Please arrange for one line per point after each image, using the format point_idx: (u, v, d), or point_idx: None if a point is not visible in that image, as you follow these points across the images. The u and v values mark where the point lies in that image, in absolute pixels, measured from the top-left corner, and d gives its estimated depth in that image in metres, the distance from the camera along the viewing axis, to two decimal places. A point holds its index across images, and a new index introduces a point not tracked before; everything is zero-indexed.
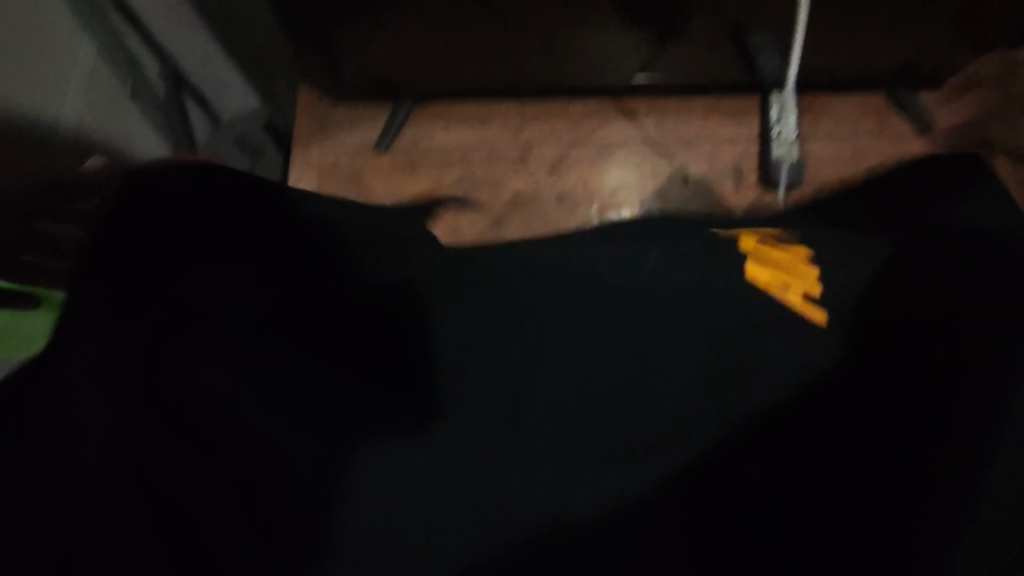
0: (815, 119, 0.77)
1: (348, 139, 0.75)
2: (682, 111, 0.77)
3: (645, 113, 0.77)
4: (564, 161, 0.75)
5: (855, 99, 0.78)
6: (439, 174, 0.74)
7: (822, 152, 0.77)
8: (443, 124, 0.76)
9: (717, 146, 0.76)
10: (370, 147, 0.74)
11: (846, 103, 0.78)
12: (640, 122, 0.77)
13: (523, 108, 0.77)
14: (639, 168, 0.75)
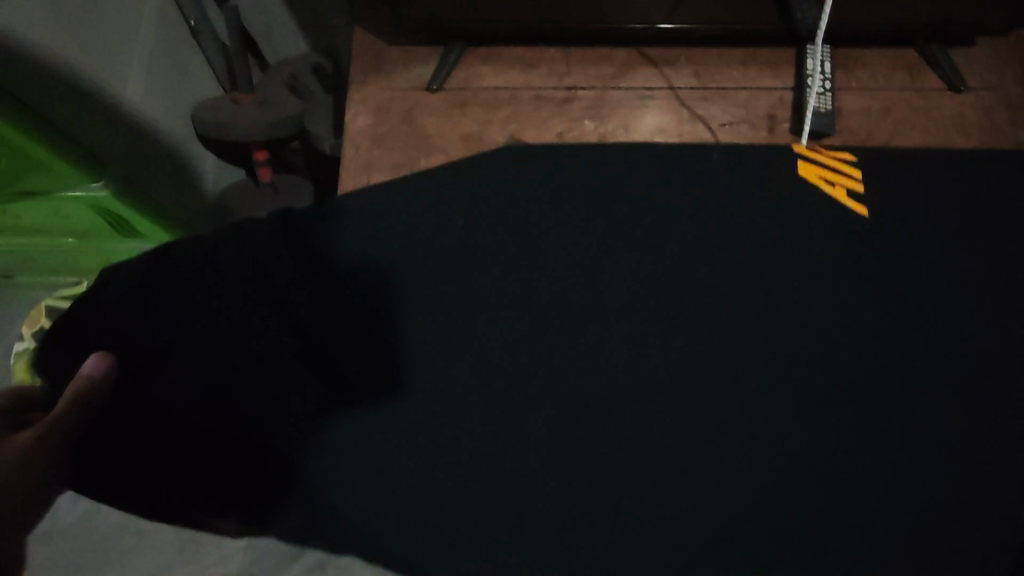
0: (849, 70, 0.80)
1: (403, 78, 0.79)
2: (721, 61, 0.80)
3: (684, 62, 0.80)
4: (605, 106, 0.78)
5: (887, 55, 0.81)
6: (487, 114, 0.77)
7: (855, 104, 0.79)
8: (493, 68, 0.79)
9: (754, 94, 0.79)
10: (423, 85, 0.78)
11: (878, 58, 0.81)
12: (681, 70, 0.80)
13: (569, 55, 0.80)
14: (680, 113, 0.78)
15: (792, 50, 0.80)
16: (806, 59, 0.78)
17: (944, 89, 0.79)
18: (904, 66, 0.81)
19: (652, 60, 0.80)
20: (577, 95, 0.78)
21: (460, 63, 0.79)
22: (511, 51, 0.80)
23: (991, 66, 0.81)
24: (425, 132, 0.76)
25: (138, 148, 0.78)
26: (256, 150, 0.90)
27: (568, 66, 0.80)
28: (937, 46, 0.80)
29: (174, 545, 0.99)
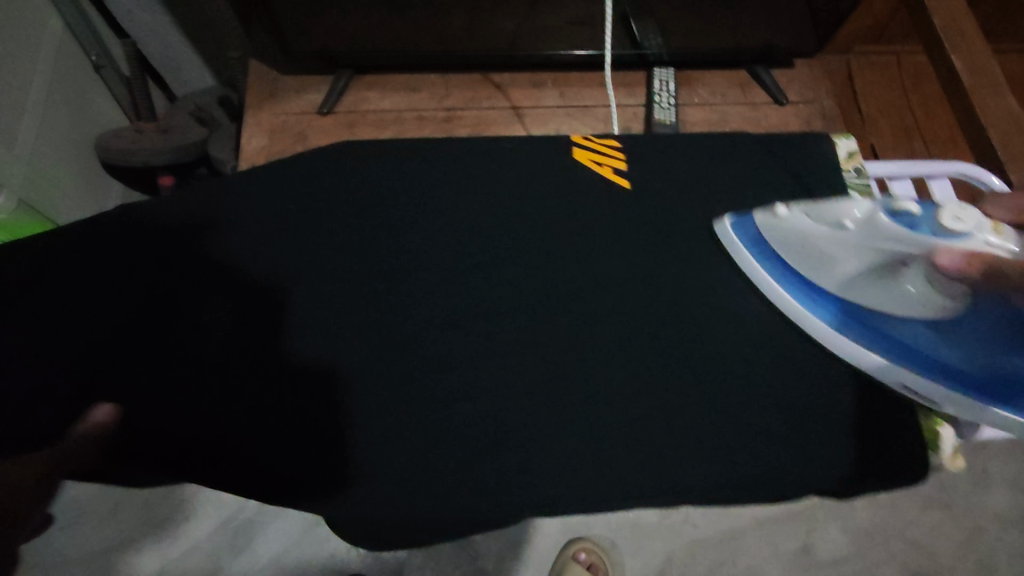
0: (691, 88, 0.93)
1: (297, 103, 0.86)
2: (583, 83, 0.93)
3: (551, 84, 0.92)
4: (482, 123, 0.88)
5: (722, 75, 0.95)
6: (375, 134, 0.86)
7: (697, 118, 0.92)
8: (380, 92, 0.88)
9: (612, 111, 0.91)
10: (314, 110, 0.86)
11: (715, 78, 0.95)
12: (551, 91, 0.91)
13: (448, 79, 0.90)
14: (552, 127, 0.89)
15: (644, 71, 0.94)
16: (654, 80, 0.91)
17: (769, 101, 0.93)
18: (737, 84, 0.95)
19: (529, 84, 0.92)
20: (456, 116, 0.88)
21: (350, 89, 0.88)
22: (400, 79, 0.90)
23: (807, 82, 0.96)
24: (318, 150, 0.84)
25: (45, 173, 0.81)
26: (161, 175, 0.96)
27: (448, 90, 0.89)
28: (762, 65, 0.95)
29: (84, 565, 0.98)
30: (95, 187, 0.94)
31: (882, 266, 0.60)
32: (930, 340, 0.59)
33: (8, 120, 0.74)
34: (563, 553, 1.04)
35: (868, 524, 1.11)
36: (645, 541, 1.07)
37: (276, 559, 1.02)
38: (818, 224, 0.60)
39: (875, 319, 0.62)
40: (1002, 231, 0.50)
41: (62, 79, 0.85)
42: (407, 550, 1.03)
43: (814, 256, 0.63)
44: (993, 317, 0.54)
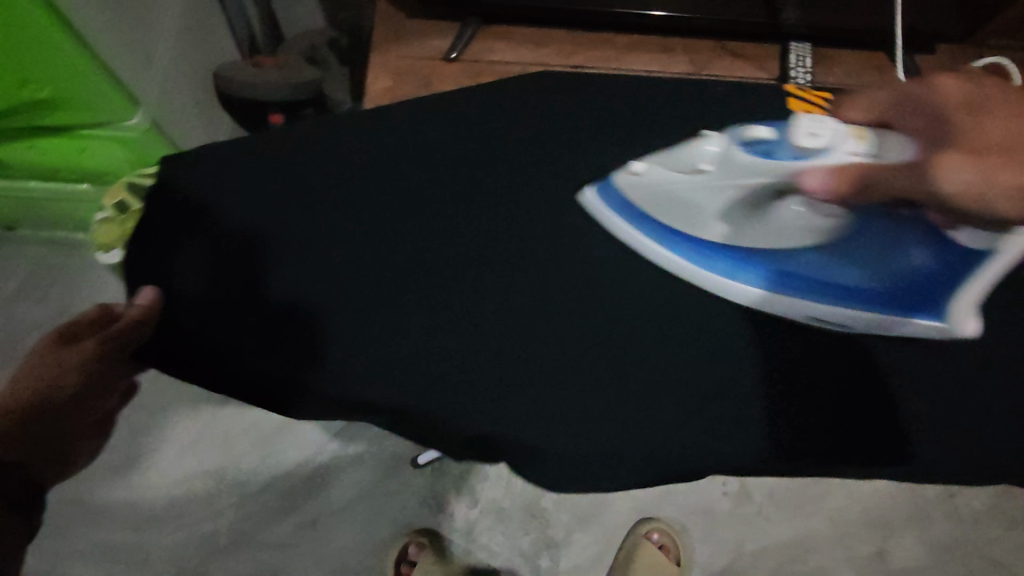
0: (826, 66, 0.89)
1: (423, 48, 0.84)
2: (713, 52, 0.89)
3: (680, 51, 0.89)
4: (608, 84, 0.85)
5: (859, 55, 0.91)
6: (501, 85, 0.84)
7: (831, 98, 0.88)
8: (506, 44, 0.86)
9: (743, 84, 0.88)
10: (441, 56, 0.84)
11: (852, 58, 0.91)
12: (680, 58, 0.88)
13: (575, 36, 0.87)
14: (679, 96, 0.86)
15: (778, 45, 0.90)
16: (789, 54, 0.87)
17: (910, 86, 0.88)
18: (875, 66, 0.90)
19: (657, 48, 0.89)
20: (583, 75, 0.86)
21: (477, 38, 0.86)
22: (527, 32, 0.87)
23: (949, 69, 0.91)
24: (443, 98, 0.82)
25: (175, 98, 0.80)
26: (272, 113, 0.94)
27: (576, 48, 0.87)
28: (902, 49, 0.90)
29: (165, 497, 0.99)
30: (215, 119, 0.93)
31: (752, 206, 0.57)
32: (887, 257, 0.55)
33: (149, 38, 0.72)
34: (635, 531, 1.02)
35: (949, 537, 1.07)
36: (716, 529, 1.05)
37: (350, 507, 1.01)
38: (681, 171, 0.58)
39: (781, 261, 0.57)
40: (862, 134, 0.50)
41: (194, 4, 0.84)
42: (478, 509, 1.03)
43: (674, 209, 0.59)
44: (867, 230, 0.55)
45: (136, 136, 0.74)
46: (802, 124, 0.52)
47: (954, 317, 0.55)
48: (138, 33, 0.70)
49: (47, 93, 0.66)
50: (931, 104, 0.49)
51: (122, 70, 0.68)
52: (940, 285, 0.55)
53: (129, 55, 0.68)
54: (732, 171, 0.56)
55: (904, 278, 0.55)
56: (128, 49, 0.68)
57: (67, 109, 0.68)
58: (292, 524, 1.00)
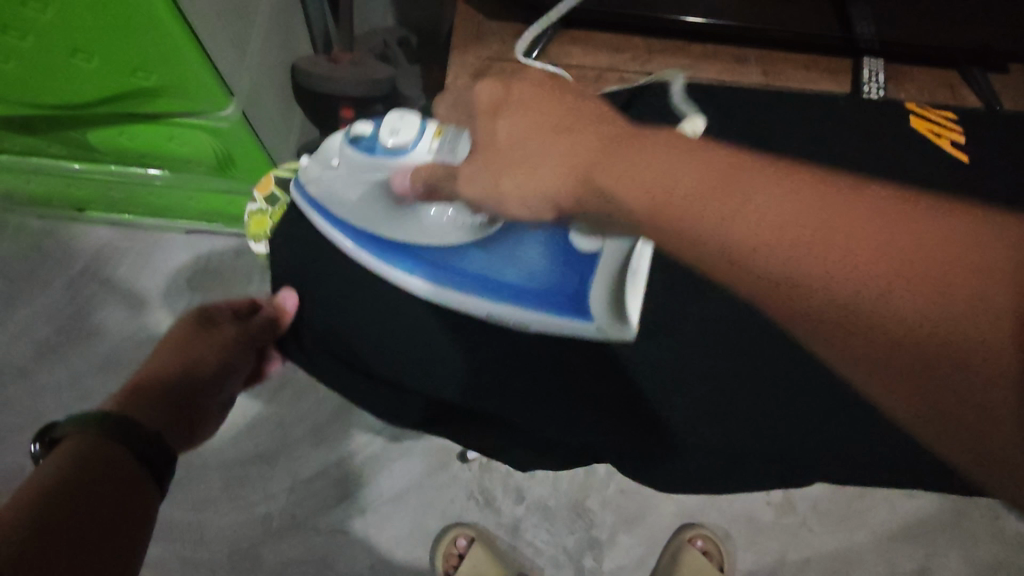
0: (899, 82, 0.90)
1: (502, 49, 0.86)
2: (786, 64, 0.90)
3: (754, 62, 0.89)
4: None
5: (931, 73, 0.91)
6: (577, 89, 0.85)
7: None
8: (583, 48, 0.87)
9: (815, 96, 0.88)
10: (519, 58, 0.85)
11: (923, 75, 0.91)
12: (753, 68, 0.89)
13: (650, 43, 0.88)
14: None
15: (851, 59, 0.90)
16: (863, 69, 0.88)
17: (984, 105, 0.88)
18: (947, 83, 0.91)
19: (730, 58, 0.89)
20: None
21: (554, 41, 0.87)
22: (603, 37, 0.88)
23: (1022, 90, 0.91)
24: None
25: (260, 88, 0.81)
26: (344, 107, 0.96)
27: (651, 54, 0.88)
28: (976, 67, 0.90)
29: (221, 479, 1.02)
30: (289, 110, 0.95)
31: (474, 220, 0.56)
32: (512, 258, 0.57)
33: (247, 29, 0.74)
34: (680, 536, 1.03)
35: (994, 558, 1.07)
36: (759, 538, 1.06)
37: (399, 498, 1.02)
38: (382, 186, 0.55)
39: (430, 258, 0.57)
40: (439, 132, 0.52)
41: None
42: (524, 506, 1.04)
43: (373, 211, 0.56)
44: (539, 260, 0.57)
45: (228, 126, 0.77)
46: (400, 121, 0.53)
47: (607, 319, 0.56)
48: (238, 25, 0.72)
49: (153, 82, 0.68)
50: (551, 110, 0.46)
51: (223, 60, 0.70)
52: (569, 279, 0.56)
53: (229, 46, 0.70)
54: (365, 164, 0.55)
55: (535, 285, 0.56)
56: (228, 39, 0.70)
57: (168, 95, 0.70)
58: (343, 511, 1.01)
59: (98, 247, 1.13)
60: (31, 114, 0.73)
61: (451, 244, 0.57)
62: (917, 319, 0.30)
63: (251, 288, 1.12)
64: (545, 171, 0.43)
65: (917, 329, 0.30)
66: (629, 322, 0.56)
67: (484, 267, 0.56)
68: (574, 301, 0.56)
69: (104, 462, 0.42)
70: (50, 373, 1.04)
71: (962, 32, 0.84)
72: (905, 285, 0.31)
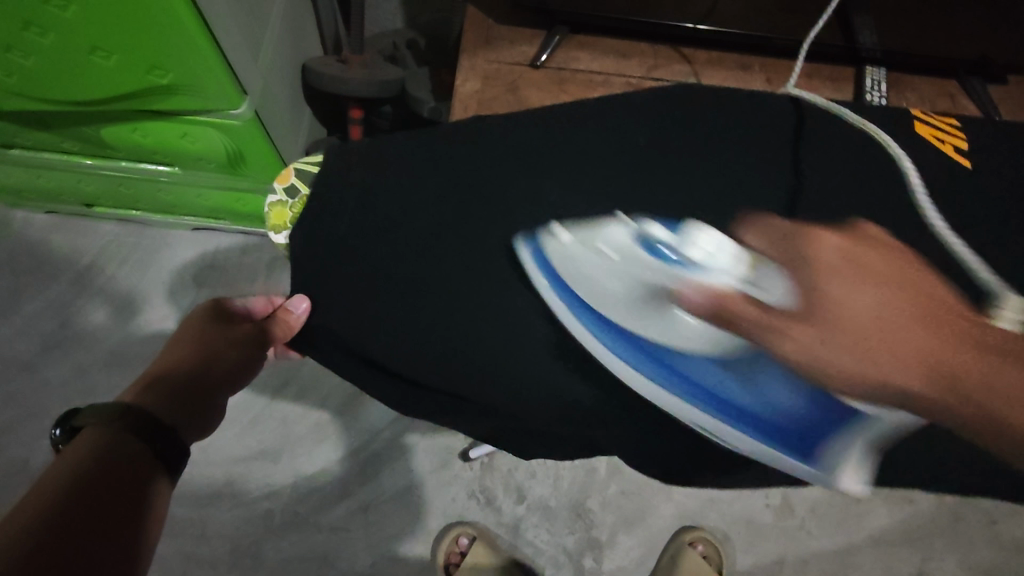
0: (900, 91, 0.91)
1: (510, 53, 0.87)
2: (789, 72, 0.91)
3: (758, 69, 0.91)
4: None
5: (931, 82, 0.93)
6: (584, 93, 0.86)
7: None
8: (590, 53, 0.89)
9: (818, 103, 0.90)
10: (527, 62, 0.87)
11: (924, 84, 0.93)
12: (759, 75, 0.91)
13: (656, 50, 0.90)
14: None
15: (852, 68, 0.92)
16: (865, 78, 0.89)
17: (982, 115, 0.90)
18: (946, 93, 0.92)
19: (735, 65, 0.91)
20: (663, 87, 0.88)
21: (562, 46, 0.89)
22: (610, 43, 0.90)
23: (1020, 100, 0.92)
24: (528, 102, 0.85)
25: (271, 89, 0.83)
26: (353, 108, 0.98)
27: (657, 60, 0.89)
28: (976, 78, 0.92)
29: (223, 474, 1.02)
30: (298, 109, 0.96)
31: (645, 295, 0.45)
32: (693, 355, 0.44)
33: (259, 30, 0.75)
34: (679, 538, 1.04)
35: (989, 563, 1.08)
36: (757, 541, 1.06)
37: (400, 496, 1.03)
38: (598, 247, 0.46)
39: (672, 361, 0.45)
40: (752, 261, 0.43)
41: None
42: (525, 506, 1.05)
43: (584, 280, 0.46)
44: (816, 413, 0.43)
45: (241, 125, 0.78)
46: (688, 235, 0.45)
47: (832, 472, 0.45)
48: (251, 26, 0.73)
49: (169, 80, 0.69)
50: (795, 240, 0.43)
51: (236, 59, 0.71)
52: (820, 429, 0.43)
53: (242, 46, 0.71)
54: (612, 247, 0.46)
55: (766, 414, 0.43)
56: (242, 40, 0.71)
57: (181, 93, 0.71)
58: (345, 508, 1.02)
59: (105, 243, 1.14)
60: (46, 109, 0.74)
61: (683, 349, 0.45)
62: (920, 379, 0.39)
63: (257, 286, 1.12)
64: (806, 279, 0.42)
65: (886, 394, 0.40)
66: (860, 478, 0.45)
67: (698, 377, 0.45)
68: (811, 452, 0.44)
69: (115, 451, 0.41)
70: (55, 367, 1.05)
71: (965, 42, 0.85)
72: (904, 369, 0.39)
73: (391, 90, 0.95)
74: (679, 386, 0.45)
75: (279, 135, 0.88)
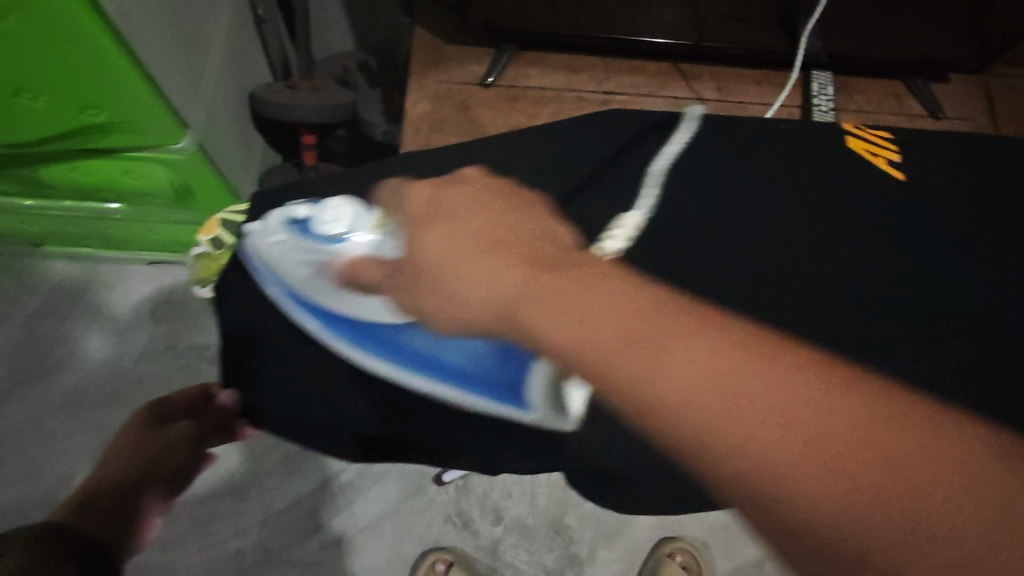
0: (847, 93, 0.93)
1: (460, 73, 0.87)
2: (738, 80, 0.92)
3: (708, 78, 0.92)
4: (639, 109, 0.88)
5: (878, 84, 0.95)
6: (536, 110, 0.86)
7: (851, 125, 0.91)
8: (540, 69, 0.88)
9: (768, 109, 0.91)
10: (478, 80, 0.86)
11: (870, 86, 0.94)
12: (708, 84, 0.91)
13: (606, 64, 0.90)
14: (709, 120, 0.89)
15: (800, 74, 0.93)
16: (813, 82, 0.90)
17: (927, 114, 0.92)
18: (892, 94, 0.94)
19: (685, 75, 0.92)
20: (615, 100, 0.88)
21: (511, 64, 0.88)
22: (559, 59, 0.90)
23: (962, 99, 0.95)
24: (479, 122, 0.84)
25: (216, 121, 0.81)
26: (305, 134, 0.96)
27: (608, 74, 0.89)
28: (919, 78, 0.93)
29: (189, 516, 0.99)
30: (249, 138, 0.94)
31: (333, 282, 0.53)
32: (430, 339, 0.52)
33: (198, 63, 0.73)
34: (658, 551, 1.03)
35: None
36: (736, 546, 1.06)
37: (373, 526, 1.01)
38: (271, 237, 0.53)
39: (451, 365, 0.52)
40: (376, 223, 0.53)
41: (234, 29, 0.85)
42: (502, 527, 1.03)
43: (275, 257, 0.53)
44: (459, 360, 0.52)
45: (185, 160, 0.76)
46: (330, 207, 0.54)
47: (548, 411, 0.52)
48: (189, 60, 0.71)
49: (103, 118, 0.67)
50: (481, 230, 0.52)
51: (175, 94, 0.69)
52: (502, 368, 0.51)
53: (181, 81, 0.69)
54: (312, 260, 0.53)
55: (476, 366, 0.52)
56: (180, 75, 0.69)
57: (117, 130, 0.69)
58: (318, 543, 0.99)
59: (56, 283, 1.10)
60: None
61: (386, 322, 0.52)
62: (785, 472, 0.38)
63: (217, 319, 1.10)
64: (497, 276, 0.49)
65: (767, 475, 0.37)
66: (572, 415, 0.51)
67: (425, 354, 0.52)
68: (505, 385, 0.52)
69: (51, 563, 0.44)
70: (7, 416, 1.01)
71: (907, 43, 0.86)
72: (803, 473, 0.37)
73: (344, 113, 0.94)
74: (396, 356, 0.52)
75: (229, 165, 0.85)
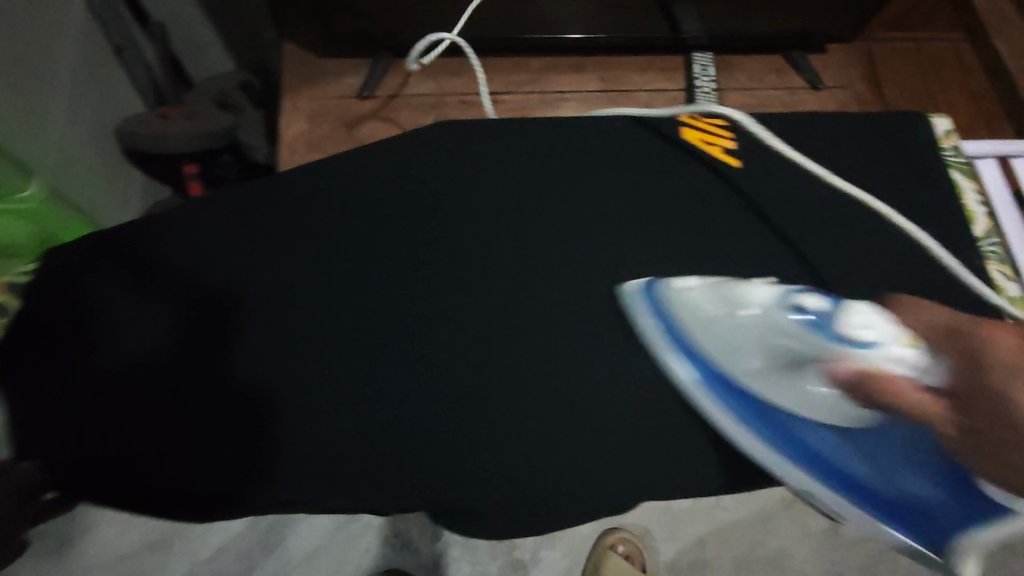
0: (728, 72, 0.94)
1: (335, 87, 0.84)
2: (622, 68, 0.93)
3: (591, 69, 0.91)
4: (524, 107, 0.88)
5: (759, 59, 0.96)
6: (418, 118, 0.84)
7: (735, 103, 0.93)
8: (420, 75, 0.87)
9: (653, 94, 0.91)
10: (354, 93, 0.84)
11: (751, 62, 0.96)
12: (592, 75, 0.91)
13: (487, 64, 0.89)
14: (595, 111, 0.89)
15: (681, 57, 0.94)
16: (693, 64, 0.91)
17: (806, 86, 0.94)
18: (773, 68, 0.96)
19: (568, 68, 0.91)
20: (499, 100, 0.87)
21: (389, 73, 0.86)
22: (439, 63, 0.88)
23: (840, 67, 0.97)
24: (359, 135, 0.82)
25: (74, 161, 0.76)
26: (184, 163, 0.92)
27: (490, 74, 0.88)
28: (797, 51, 0.95)
29: None
30: (124, 172, 0.89)
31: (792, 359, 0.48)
32: (892, 463, 0.47)
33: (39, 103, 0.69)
34: (601, 543, 1.03)
35: None
36: (678, 526, 1.08)
37: (307, 559, 0.98)
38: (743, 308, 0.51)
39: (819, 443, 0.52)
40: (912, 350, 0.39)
41: (86, 62, 0.80)
42: (442, 540, 1.02)
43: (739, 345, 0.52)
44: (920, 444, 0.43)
45: (33, 209, 0.68)
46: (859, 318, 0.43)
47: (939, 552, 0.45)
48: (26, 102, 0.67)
49: None
50: None
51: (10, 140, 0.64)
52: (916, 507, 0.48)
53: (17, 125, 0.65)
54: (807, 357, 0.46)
55: (875, 487, 0.49)
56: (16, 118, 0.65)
57: None
58: None
59: None
60: None
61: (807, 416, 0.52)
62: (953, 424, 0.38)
63: None
64: None
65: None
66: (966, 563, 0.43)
67: (857, 470, 0.50)
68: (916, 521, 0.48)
69: None
70: None
71: (778, 19, 0.88)
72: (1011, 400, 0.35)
73: (222, 139, 0.90)
74: (799, 449, 0.53)
75: (98, 203, 0.81)
